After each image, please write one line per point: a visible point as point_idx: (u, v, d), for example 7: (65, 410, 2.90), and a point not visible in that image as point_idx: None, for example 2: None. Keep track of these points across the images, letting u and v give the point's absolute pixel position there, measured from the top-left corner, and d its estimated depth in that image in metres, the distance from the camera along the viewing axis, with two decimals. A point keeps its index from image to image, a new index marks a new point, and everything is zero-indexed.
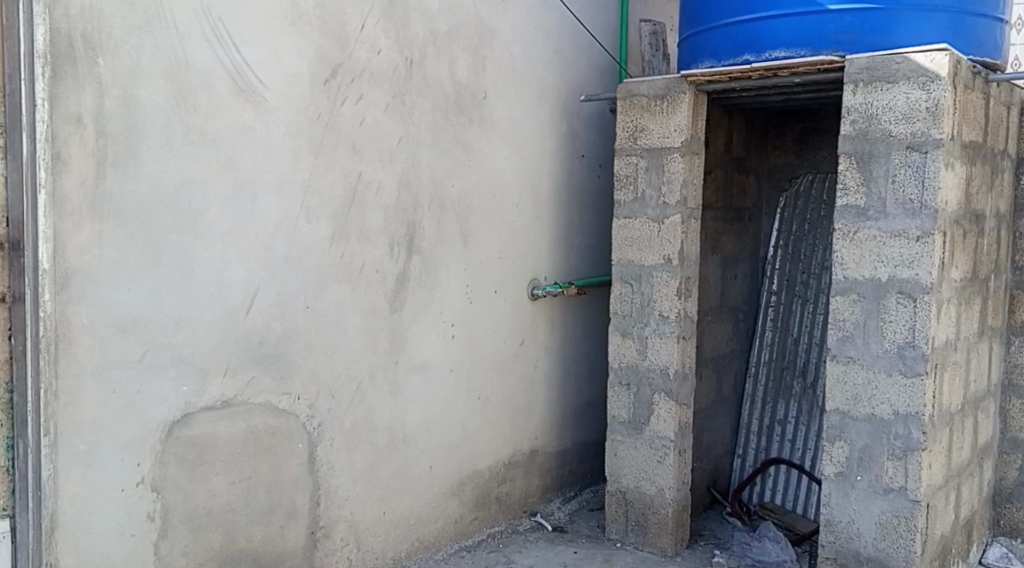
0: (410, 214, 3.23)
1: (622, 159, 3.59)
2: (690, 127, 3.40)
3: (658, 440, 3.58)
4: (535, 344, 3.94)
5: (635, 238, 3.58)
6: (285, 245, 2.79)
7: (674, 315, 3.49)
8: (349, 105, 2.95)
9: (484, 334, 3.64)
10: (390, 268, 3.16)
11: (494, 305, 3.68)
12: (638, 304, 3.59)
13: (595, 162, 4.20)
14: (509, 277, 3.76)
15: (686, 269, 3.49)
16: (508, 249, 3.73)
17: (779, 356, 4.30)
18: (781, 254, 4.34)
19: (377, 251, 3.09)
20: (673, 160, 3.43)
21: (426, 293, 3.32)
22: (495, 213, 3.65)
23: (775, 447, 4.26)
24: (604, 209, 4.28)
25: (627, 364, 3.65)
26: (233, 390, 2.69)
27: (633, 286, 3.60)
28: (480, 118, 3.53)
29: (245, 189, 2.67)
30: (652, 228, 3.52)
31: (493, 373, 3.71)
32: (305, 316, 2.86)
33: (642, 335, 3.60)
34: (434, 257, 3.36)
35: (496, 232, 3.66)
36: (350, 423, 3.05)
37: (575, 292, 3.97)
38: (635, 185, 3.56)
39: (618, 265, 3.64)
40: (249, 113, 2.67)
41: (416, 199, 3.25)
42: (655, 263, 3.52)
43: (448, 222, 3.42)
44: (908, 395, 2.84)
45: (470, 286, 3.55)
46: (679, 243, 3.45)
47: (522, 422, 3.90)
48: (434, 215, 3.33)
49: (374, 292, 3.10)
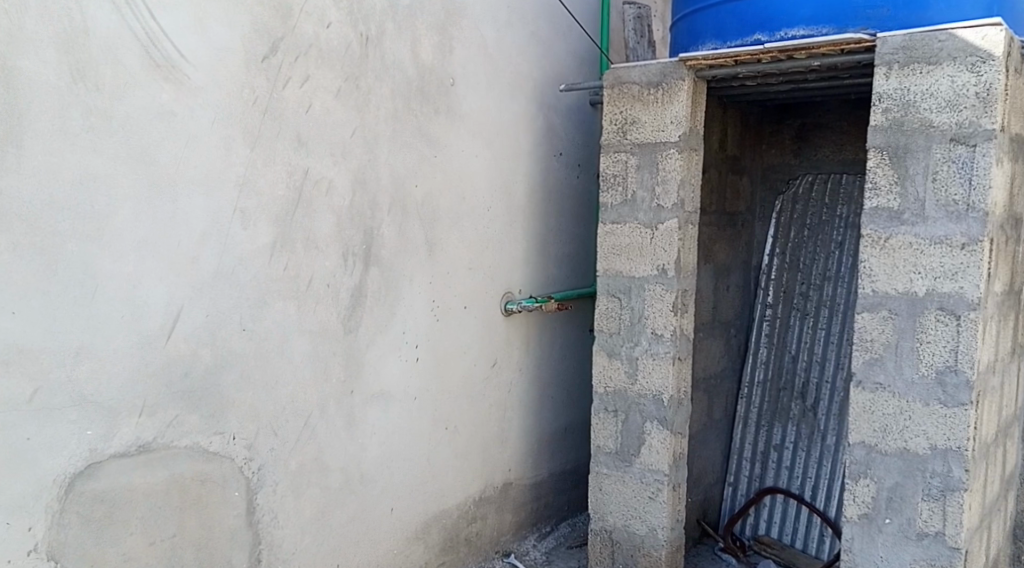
0: (367, 217, 2.77)
1: (609, 158, 3.18)
2: (688, 120, 3.03)
3: (650, 475, 3.14)
4: (508, 365, 3.50)
5: (623, 246, 3.16)
6: (215, 255, 2.29)
7: (670, 333, 3.06)
8: (293, 88, 2.48)
9: (451, 355, 3.19)
10: (342, 281, 2.69)
11: (463, 322, 3.24)
12: (628, 322, 3.16)
13: (573, 162, 3.79)
14: (480, 290, 3.32)
15: (683, 281, 3.08)
16: (478, 259, 3.29)
17: (775, 375, 3.93)
18: (778, 262, 4.01)
19: (328, 260, 2.63)
20: (669, 157, 3.04)
21: (385, 310, 2.86)
22: (464, 217, 3.21)
23: (771, 475, 3.86)
24: (583, 214, 3.87)
25: (613, 389, 3.21)
26: (153, 432, 2.15)
27: (621, 301, 3.17)
28: (448, 108, 3.09)
29: (165, 186, 2.17)
30: (644, 235, 3.10)
31: (462, 399, 3.26)
32: (241, 340, 2.36)
33: (631, 356, 3.16)
34: (394, 268, 2.89)
35: (464, 239, 3.21)
36: (298, 464, 2.55)
37: (555, 306, 3.46)
38: (624, 186, 3.15)
39: (604, 276, 3.21)
40: (168, 94, 2.17)
41: (375, 200, 2.79)
42: (647, 273, 3.10)
43: (411, 226, 2.96)
44: (949, 428, 2.49)
45: (436, 301, 3.10)
46: (676, 252, 3.03)
47: (495, 452, 3.45)
48: (395, 220, 2.88)
49: (324, 310, 2.63)
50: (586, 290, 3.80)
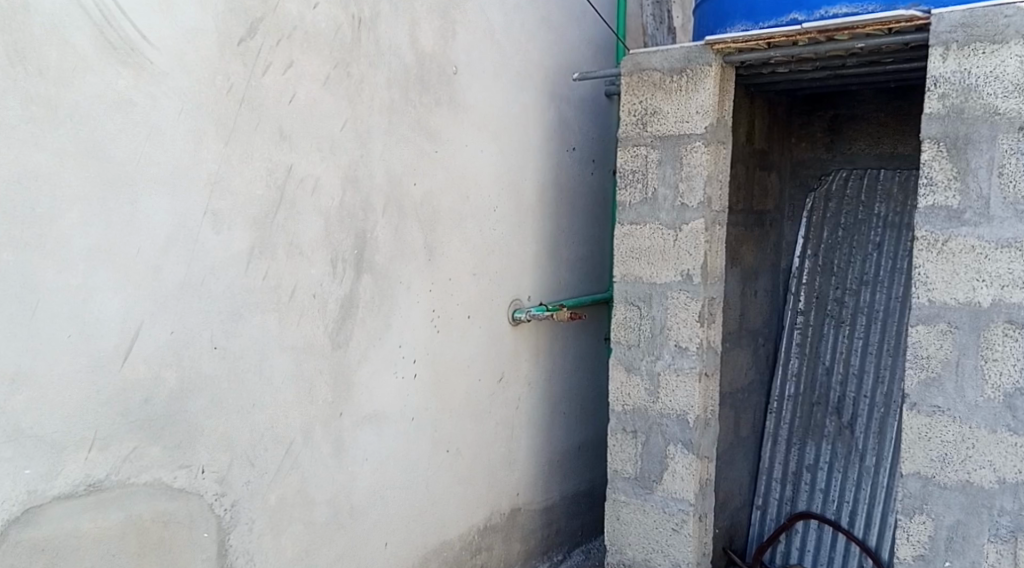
0: (360, 220, 2.48)
1: (627, 152, 2.88)
2: (715, 109, 2.73)
3: (674, 503, 2.84)
4: (517, 379, 3.22)
5: (643, 249, 2.85)
6: (182, 264, 1.98)
7: (695, 347, 2.76)
8: (274, 75, 2.17)
9: (454, 370, 2.91)
10: (331, 291, 2.40)
11: (466, 333, 2.95)
12: (648, 333, 2.86)
13: (587, 157, 3.50)
14: (485, 298, 3.03)
15: (709, 287, 2.78)
16: (483, 264, 3.00)
17: (808, 389, 3.66)
18: (811, 266, 3.73)
19: (314, 269, 2.33)
20: (694, 151, 2.74)
21: (381, 322, 2.58)
22: (467, 218, 2.92)
23: (803, 498, 3.59)
24: (598, 214, 3.58)
25: (632, 407, 2.92)
26: (106, 469, 1.87)
27: (641, 309, 2.87)
28: (450, 98, 2.80)
29: (120, 186, 1.85)
30: (666, 237, 2.80)
31: (465, 418, 2.98)
32: (212, 360, 2.07)
33: (652, 371, 2.86)
34: (390, 275, 2.61)
35: (468, 242, 2.93)
36: (278, 498, 2.28)
37: (569, 316, 3.17)
38: (644, 182, 2.84)
39: (621, 282, 2.91)
40: (126, 80, 1.85)
41: (368, 200, 2.50)
42: (669, 279, 2.80)
43: (409, 230, 2.67)
44: (1019, 459, 2.19)
45: (437, 312, 2.81)
46: (702, 255, 2.73)
47: (502, 475, 3.17)
48: (391, 222, 2.59)
49: (310, 325, 2.34)
50: (601, 297, 3.51)
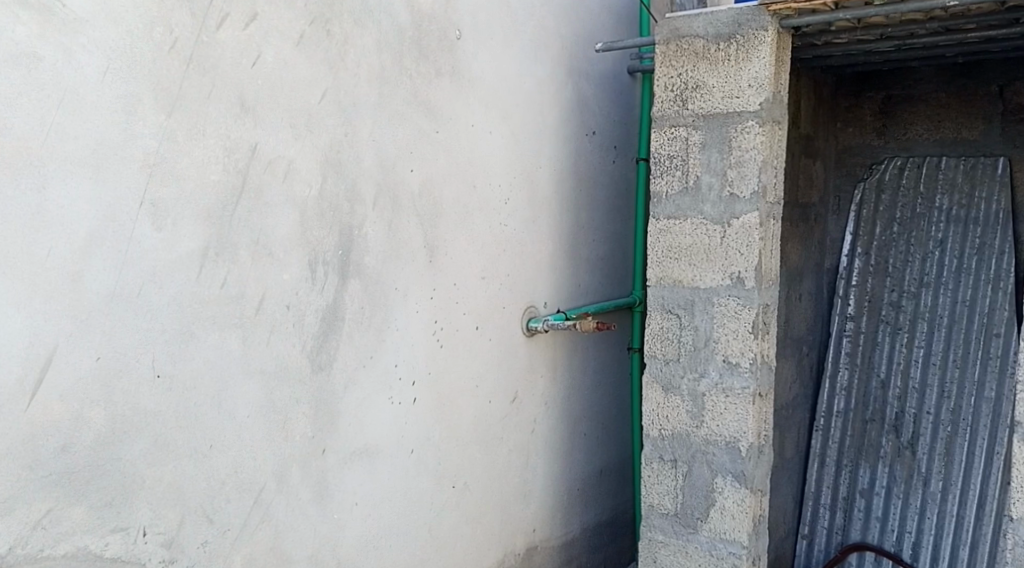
0: (344, 214, 2.04)
1: (662, 134, 2.42)
2: (772, 82, 2.28)
3: (723, 546, 2.41)
4: (532, 399, 2.78)
5: (684, 248, 2.41)
6: (113, 270, 1.53)
7: (749, 363, 2.33)
8: (234, 30, 1.73)
9: (459, 391, 2.47)
10: (308, 301, 1.96)
11: (474, 347, 2.51)
12: (690, 346, 2.42)
13: (609, 143, 3.07)
14: (496, 305, 2.58)
15: (764, 293, 2.35)
16: (492, 265, 2.56)
17: (861, 405, 3.16)
18: (861, 264, 3.19)
19: (287, 273, 1.89)
20: (746, 131, 2.29)
21: (372, 337, 2.16)
22: (474, 212, 2.47)
23: (857, 527, 3.13)
24: (618, 208, 3.15)
25: (671, 433, 2.47)
26: (10, 540, 1.42)
27: (682, 318, 2.43)
28: (453, 68, 2.35)
29: (21, 167, 1.40)
30: (713, 233, 2.36)
31: (473, 446, 2.54)
32: (154, 394, 1.62)
33: (695, 391, 2.42)
34: (382, 281, 2.17)
35: (475, 241, 2.48)
36: (245, 559, 1.84)
37: (596, 324, 2.70)
38: (683, 169, 2.39)
39: (656, 287, 2.46)
40: (27, 28, 1.40)
41: (355, 189, 2.06)
42: (717, 283, 2.36)
43: (403, 226, 2.22)
44: None
45: (439, 323, 2.37)
46: (757, 255, 2.30)
47: (516, 510, 2.73)
48: (381, 216, 2.16)
49: (284, 342, 1.90)
50: (624, 301, 3.08)
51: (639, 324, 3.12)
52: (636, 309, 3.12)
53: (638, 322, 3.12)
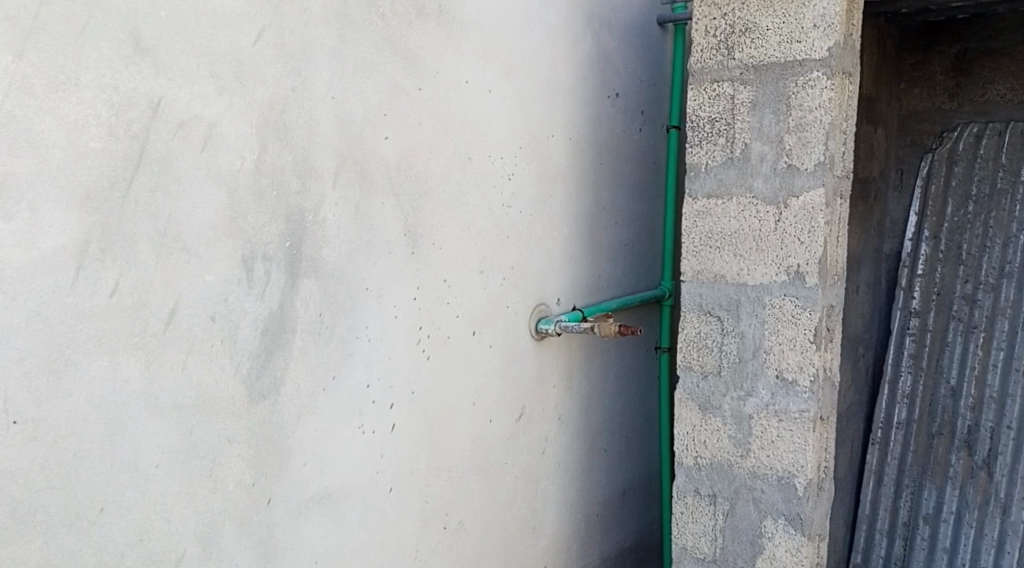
0: (294, 194, 1.62)
1: (701, 92, 1.94)
2: (844, 22, 1.78)
3: None
4: (543, 414, 2.31)
5: (728, 234, 1.92)
6: None
7: (809, 381, 1.84)
8: None
9: (453, 412, 2.01)
10: (243, 309, 1.56)
11: (470, 357, 2.04)
12: (734, 357, 1.94)
13: (633, 108, 2.59)
14: (497, 304, 2.11)
15: (829, 292, 1.86)
16: (493, 255, 2.08)
17: (926, 417, 2.57)
18: (930, 250, 2.59)
19: (212, 274, 1.50)
20: (810, 85, 1.79)
21: (337, 355, 1.73)
22: (469, 190, 2.00)
23: (920, 559, 2.54)
24: (643, 184, 2.68)
25: (709, 464, 2.01)
26: None
27: (724, 322, 1.95)
28: (440, 9, 1.88)
29: None
30: (764, 217, 1.87)
31: (471, 476, 2.08)
32: (8, 446, 1.23)
33: (739, 412, 1.95)
34: (348, 279, 1.73)
35: (471, 226, 2.01)
36: None
37: (618, 328, 2.17)
38: (728, 135, 1.91)
39: (692, 283, 1.99)
40: None
41: (307, 160, 1.63)
42: (769, 279, 1.88)
43: (375, 209, 1.77)
44: None
45: (426, 329, 1.91)
46: (821, 245, 1.81)
47: (524, 547, 2.27)
48: (352, 197, 1.72)
49: (214, 364, 1.52)
50: (648, 296, 2.64)
51: (668, 321, 2.71)
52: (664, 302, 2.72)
53: (667, 317, 2.71)
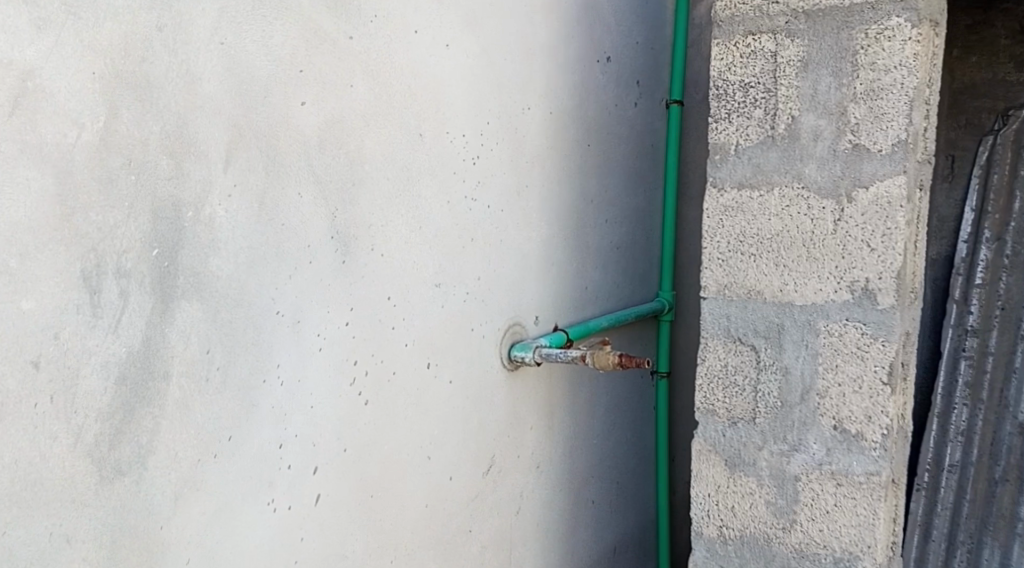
0: (167, 179, 1.13)
1: (730, 49, 1.51)
2: None
3: None
4: (519, 463, 1.84)
5: (766, 237, 1.48)
6: None
7: (882, 435, 1.40)
8: None
9: (402, 472, 1.53)
10: (89, 348, 1.06)
11: (425, 399, 1.57)
12: (776, 400, 1.48)
13: (623, 80, 2.14)
14: (460, 326, 1.64)
15: (908, 315, 1.41)
16: (454, 264, 1.62)
17: (987, 460, 2.09)
18: (991, 255, 2.12)
19: (33, 300, 1.00)
20: (886, 37, 1.36)
21: (236, 407, 1.24)
22: (421, 176, 1.52)
23: None
24: (636, 175, 2.23)
25: (739, 537, 1.53)
26: None
27: (761, 353, 1.50)
28: None
29: None
30: (819, 215, 1.43)
31: (427, 553, 1.59)
32: None
33: (781, 472, 1.48)
34: (250, 301, 1.25)
35: (425, 225, 1.54)
36: None
37: (618, 358, 1.65)
38: (767, 106, 1.48)
39: (715, 301, 1.54)
40: None
41: (185, 131, 1.15)
42: (825, 299, 1.43)
43: (289, 202, 1.29)
44: None
45: (367, 365, 1.44)
46: (900, 254, 1.36)
47: None
48: (257, 186, 1.24)
49: (42, 431, 1.02)
50: (643, 310, 2.22)
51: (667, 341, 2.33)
52: (663, 319, 2.33)
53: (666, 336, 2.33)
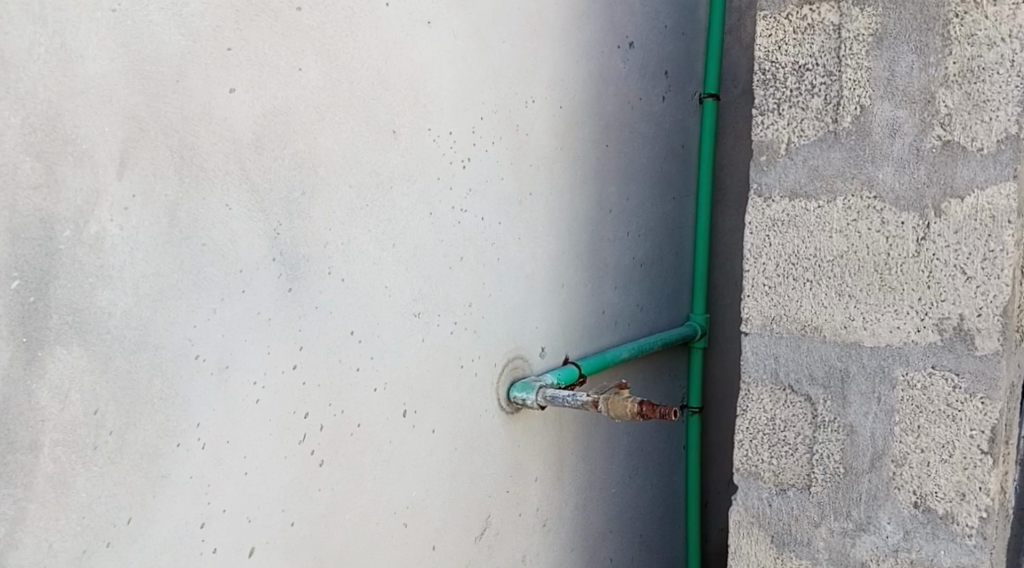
0: (29, 190, 0.85)
1: (781, 22, 1.28)
2: None
3: None
4: (521, 523, 1.55)
5: (829, 259, 1.25)
6: None
7: (979, 520, 1.16)
8: None
9: (373, 546, 1.24)
10: None
11: (400, 454, 1.27)
12: (840, 466, 1.26)
13: (648, 69, 1.84)
14: (445, 363, 1.34)
15: (1011, 365, 1.17)
16: (438, 289, 1.33)
17: None
18: None
19: None
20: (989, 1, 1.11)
21: (140, 479, 0.96)
22: (395, 180, 1.23)
23: None
24: (663, 181, 1.93)
25: None
26: None
27: (820, 405, 1.27)
28: None
29: None
30: (896, 234, 1.19)
31: None
32: None
33: (845, 557, 1.26)
34: (161, 344, 0.96)
35: (402, 242, 1.25)
36: None
37: (640, 407, 1.36)
38: (828, 94, 1.25)
39: (760, 337, 1.32)
40: None
41: (57, 126, 0.87)
42: (904, 343, 1.20)
43: (211, 216, 1.00)
44: None
45: (327, 416, 1.15)
46: (1006, 287, 1.12)
47: None
48: (166, 196, 0.96)
49: None
50: (671, 334, 1.93)
51: (699, 370, 2.04)
52: (694, 345, 2.04)
53: (698, 364, 2.04)
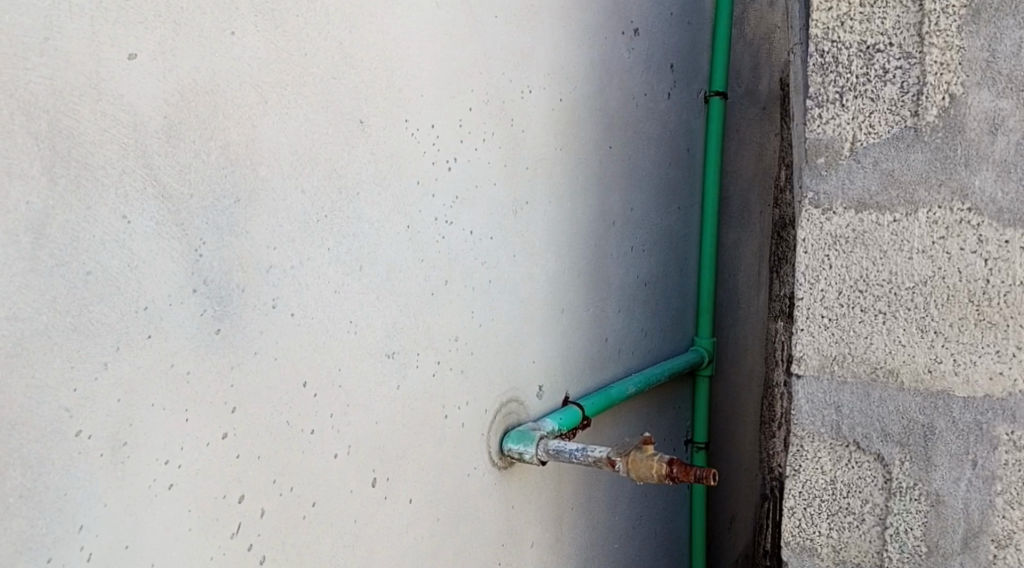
0: None
1: None
2: None
3: None
4: None
5: (910, 287, 1.01)
6: None
7: None
8: None
9: None
10: None
11: (369, 534, 0.99)
12: (924, 546, 1.02)
13: (654, 57, 1.58)
14: (424, 413, 1.06)
15: None
16: (416, 322, 1.05)
17: None
18: None
19: None
20: None
21: None
22: (361, 184, 0.96)
23: None
24: (670, 187, 1.67)
25: None
26: None
27: (898, 469, 1.03)
28: None
29: None
30: (999, 261, 0.96)
31: None
32: None
33: None
34: (18, 418, 0.64)
35: (370, 263, 0.97)
36: None
37: (665, 473, 1.06)
38: (904, 82, 1.00)
39: (817, 381, 1.07)
40: None
41: None
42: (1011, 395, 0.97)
43: (99, 233, 0.69)
44: None
45: (270, 495, 0.86)
46: None
47: None
48: (27, 205, 0.64)
49: None
50: (678, 361, 1.67)
51: (705, 402, 1.79)
52: (700, 373, 1.79)
53: (703, 396, 1.79)
